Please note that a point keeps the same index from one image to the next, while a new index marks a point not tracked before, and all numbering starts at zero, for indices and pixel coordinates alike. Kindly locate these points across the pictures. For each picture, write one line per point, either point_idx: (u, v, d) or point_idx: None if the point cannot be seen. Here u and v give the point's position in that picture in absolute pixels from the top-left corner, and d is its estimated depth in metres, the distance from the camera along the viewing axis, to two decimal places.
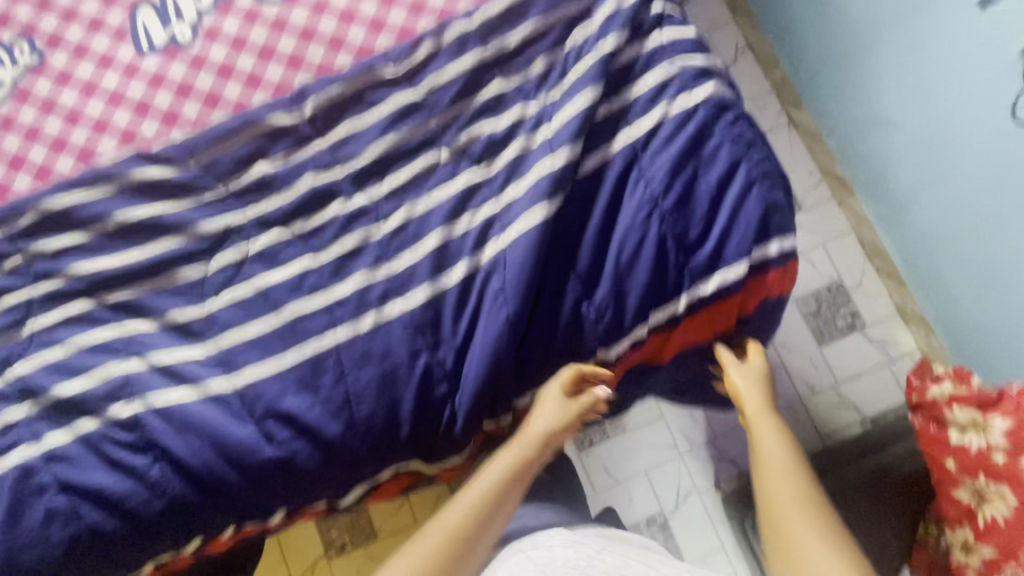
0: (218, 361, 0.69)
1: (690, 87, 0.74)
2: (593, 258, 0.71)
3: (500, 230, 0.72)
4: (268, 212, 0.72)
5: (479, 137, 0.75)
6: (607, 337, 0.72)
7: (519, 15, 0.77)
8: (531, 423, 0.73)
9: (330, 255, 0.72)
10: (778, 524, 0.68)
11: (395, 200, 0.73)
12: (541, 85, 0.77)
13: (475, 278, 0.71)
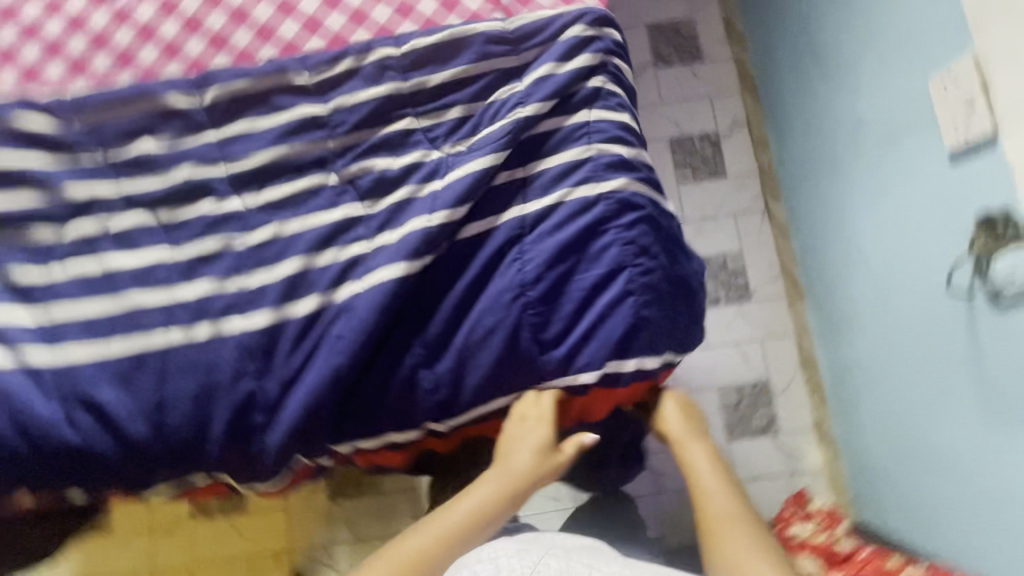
0: (42, 332, 0.68)
1: (599, 177, 0.72)
2: (444, 328, 0.69)
3: (363, 272, 0.69)
4: (136, 193, 0.71)
5: (371, 171, 0.72)
6: (437, 410, 0.70)
7: (450, 54, 0.74)
8: (511, 457, 0.73)
9: (187, 252, 0.70)
10: (712, 530, 0.76)
11: (268, 215, 0.71)
12: (453, 133, 0.73)
13: (321, 316, 0.68)
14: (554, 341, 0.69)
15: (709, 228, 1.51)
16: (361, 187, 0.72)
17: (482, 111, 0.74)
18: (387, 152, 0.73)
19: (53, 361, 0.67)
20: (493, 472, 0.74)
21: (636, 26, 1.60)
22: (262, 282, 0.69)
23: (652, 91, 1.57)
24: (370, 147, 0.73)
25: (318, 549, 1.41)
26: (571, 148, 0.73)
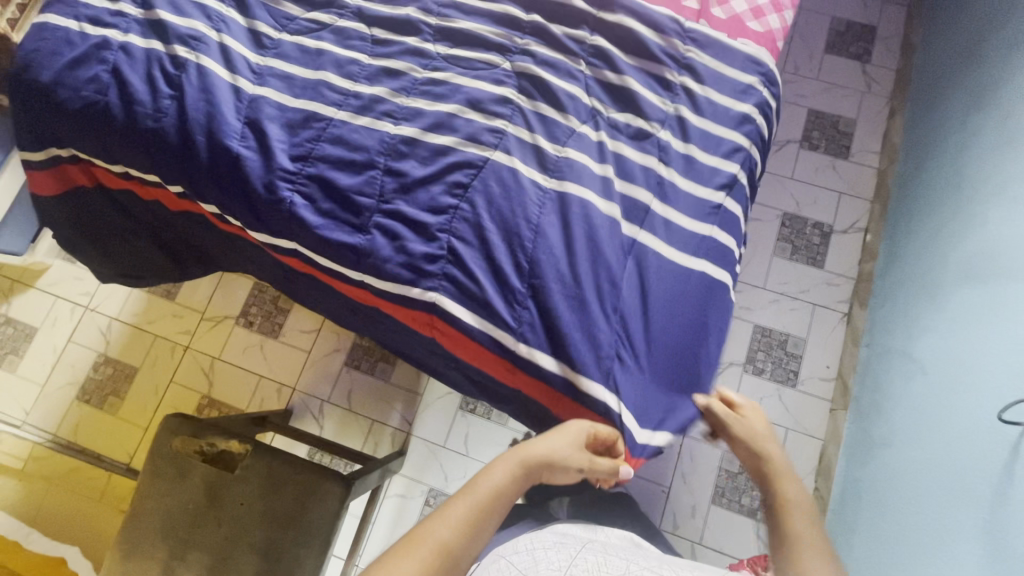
0: (256, 71, 0.89)
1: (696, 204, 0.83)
2: (538, 223, 0.80)
3: (496, 141, 0.82)
4: (366, 9, 0.92)
5: (530, 72, 0.85)
6: (490, 283, 0.81)
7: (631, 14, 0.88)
8: (532, 448, 0.78)
9: (378, 63, 0.89)
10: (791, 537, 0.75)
11: (447, 64, 0.88)
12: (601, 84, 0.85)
13: (450, 153, 0.83)
14: (617, 280, 0.81)
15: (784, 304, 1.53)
16: (524, 74, 0.86)
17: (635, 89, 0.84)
18: (550, 73, 0.85)
19: (252, 94, 0.87)
20: (508, 456, 0.77)
21: (796, 104, 1.69)
22: (419, 107, 0.86)
23: (786, 165, 1.64)
24: (542, 59, 0.86)
25: (314, 400, 1.55)
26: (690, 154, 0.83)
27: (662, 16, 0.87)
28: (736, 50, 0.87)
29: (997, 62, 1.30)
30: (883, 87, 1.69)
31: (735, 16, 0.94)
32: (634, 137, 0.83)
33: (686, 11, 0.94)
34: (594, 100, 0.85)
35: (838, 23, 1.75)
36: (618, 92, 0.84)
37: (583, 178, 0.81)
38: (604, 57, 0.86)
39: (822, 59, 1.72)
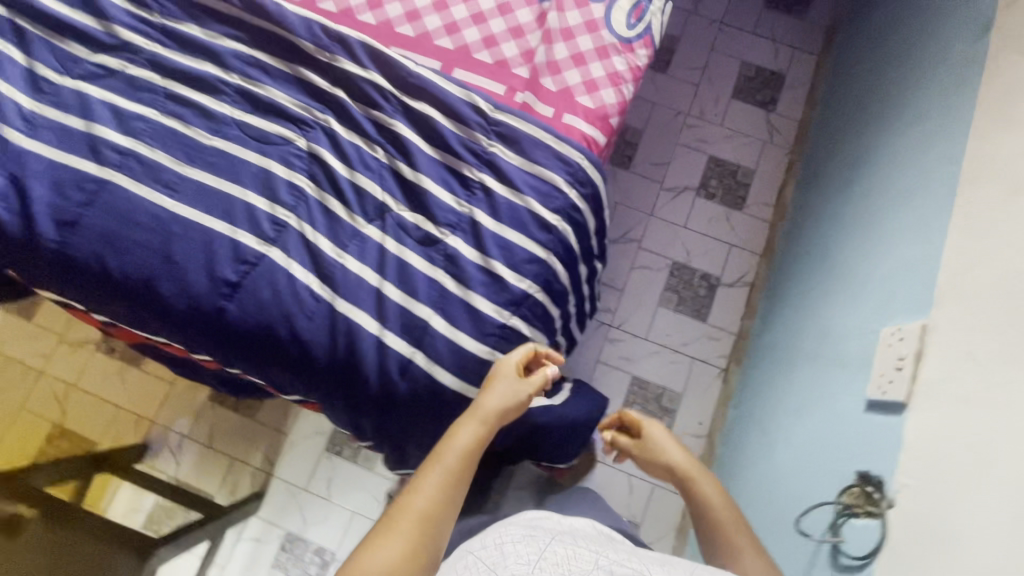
0: (27, 118, 0.80)
1: (483, 311, 0.74)
2: (300, 332, 0.73)
3: (274, 234, 0.76)
4: (160, 57, 0.83)
5: (318, 161, 0.79)
6: (263, 379, 0.78)
7: (437, 93, 0.81)
8: (488, 402, 0.70)
9: (167, 121, 0.81)
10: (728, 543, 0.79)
11: (239, 130, 0.81)
12: (394, 173, 0.79)
13: (223, 238, 0.76)
14: (389, 397, 0.74)
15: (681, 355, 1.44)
16: (318, 155, 0.79)
17: (425, 188, 0.77)
18: (343, 164, 0.79)
19: (16, 146, 0.78)
20: (467, 418, 0.69)
21: (696, 151, 1.66)
22: (204, 177, 0.78)
23: (680, 214, 1.61)
24: (338, 144, 0.80)
25: (173, 435, 1.48)
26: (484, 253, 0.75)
27: (469, 106, 0.81)
28: (545, 147, 0.80)
29: (870, 135, 1.29)
30: (785, 139, 1.67)
31: (566, 89, 0.88)
32: (421, 241, 0.76)
33: (516, 84, 0.87)
34: (386, 192, 0.78)
35: (747, 69, 1.72)
36: (411, 187, 0.78)
37: (363, 276, 0.74)
38: (401, 148, 0.79)
39: (727, 105, 1.69)
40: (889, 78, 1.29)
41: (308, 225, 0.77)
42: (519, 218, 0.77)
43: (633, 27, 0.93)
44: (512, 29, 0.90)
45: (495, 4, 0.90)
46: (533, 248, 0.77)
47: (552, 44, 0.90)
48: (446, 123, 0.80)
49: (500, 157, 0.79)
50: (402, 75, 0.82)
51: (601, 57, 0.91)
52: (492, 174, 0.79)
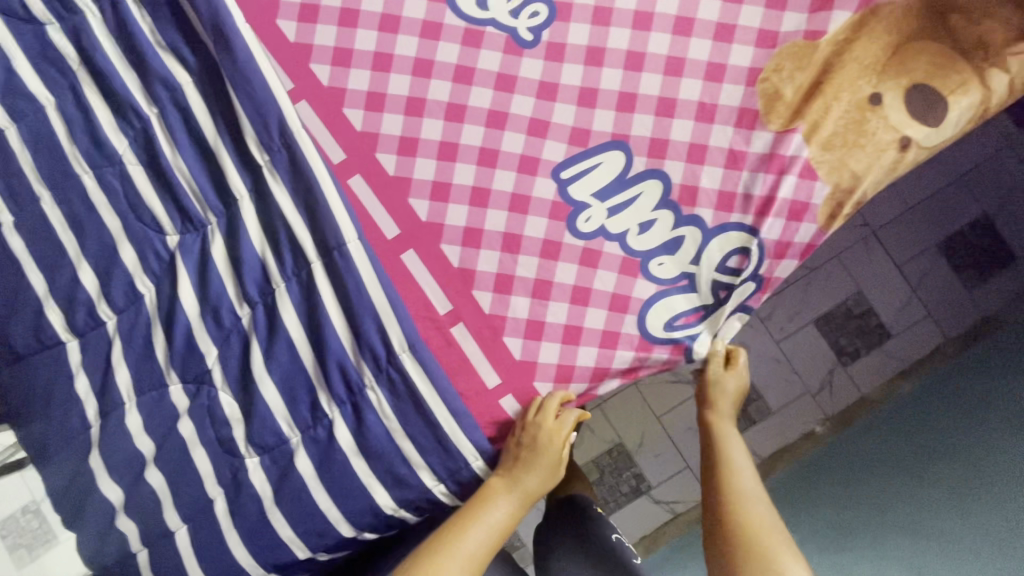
0: None
1: (231, 552, 0.63)
2: (52, 440, 0.66)
3: (86, 327, 0.65)
4: (86, 36, 0.64)
5: (176, 276, 0.63)
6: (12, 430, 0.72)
7: (350, 287, 0.62)
8: (528, 474, 0.65)
9: (58, 123, 0.65)
10: (736, 524, 0.70)
11: (116, 182, 0.64)
12: (242, 345, 0.63)
13: (35, 298, 0.65)
14: (100, 550, 0.67)
15: (652, 505, 1.40)
16: (178, 269, 0.63)
17: (259, 388, 0.62)
18: (196, 299, 0.62)
19: None
20: (503, 489, 0.65)
21: None
22: (54, 215, 0.65)
23: (662, 403, 1.40)
24: (205, 269, 0.62)
25: None
26: (274, 498, 0.63)
27: (376, 324, 0.62)
28: (431, 420, 0.63)
29: (894, 532, 1.10)
30: (831, 405, 1.39)
31: (531, 365, 0.66)
32: (222, 442, 0.63)
33: (466, 313, 0.66)
34: (222, 360, 0.63)
35: (857, 302, 1.38)
36: (248, 376, 0.62)
37: (137, 440, 0.64)
38: (271, 325, 0.62)
39: (801, 326, 1.39)
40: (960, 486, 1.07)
41: (121, 342, 0.64)
42: (343, 488, 0.62)
43: (672, 330, 0.69)
44: (509, 237, 0.66)
45: (511, 192, 0.66)
46: (333, 523, 0.63)
47: (548, 299, 0.67)
48: (335, 332, 0.62)
49: (372, 408, 0.62)
50: (330, 242, 0.62)
51: (602, 344, 0.67)
52: (351, 424, 0.62)
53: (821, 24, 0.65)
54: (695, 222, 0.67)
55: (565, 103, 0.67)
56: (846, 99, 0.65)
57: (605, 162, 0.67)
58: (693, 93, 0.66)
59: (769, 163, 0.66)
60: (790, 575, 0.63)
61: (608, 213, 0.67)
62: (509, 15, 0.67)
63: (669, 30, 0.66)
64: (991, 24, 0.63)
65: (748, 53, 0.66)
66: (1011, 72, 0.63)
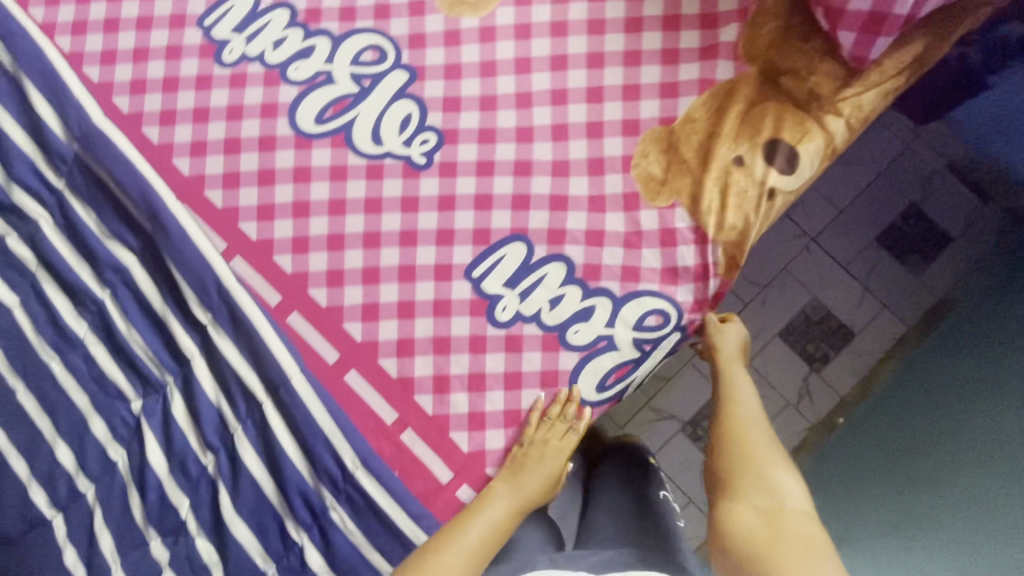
0: None
1: None
2: None
3: (67, 500, 0.70)
4: (46, 243, 0.74)
5: (143, 438, 0.69)
6: None
7: (297, 420, 0.68)
8: (530, 477, 0.71)
9: (26, 321, 0.73)
10: (742, 446, 0.77)
11: (81, 364, 0.71)
12: (211, 490, 0.68)
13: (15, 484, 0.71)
14: None
15: None
16: (143, 433, 0.69)
17: (231, 528, 0.67)
18: (163, 456, 0.68)
19: None
20: (505, 489, 0.70)
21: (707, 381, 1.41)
22: (28, 403, 0.71)
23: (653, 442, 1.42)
24: (168, 428, 0.69)
25: None
26: None
27: (328, 449, 0.68)
28: (392, 529, 0.68)
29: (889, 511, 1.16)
30: (812, 411, 1.42)
31: (479, 454, 0.71)
32: None
33: (411, 418, 0.71)
34: (193, 509, 0.68)
35: (814, 308, 1.43)
36: (219, 522, 0.67)
37: None
38: (233, 467, 0.68)
39: (767, 340, 1.43)
40: (959, 424, 1.11)
41: (101, 508, 0.69)
42: None
43: (604, 391, 0.75)
44: (438, 339, 0.73)
45: (433, 301, 0.73)
46: None
47: (484, 389, 0.72)
48: (292, 463, 0.68)
49: (337, 527, 0.68)
50: (274, 380, 0.68)
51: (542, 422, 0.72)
52: (319, 546, 0.68)
53: (672, 109, 0.74)
54: (603, 293, 0.74)
55: (464, 211, 0.75)
56: (712, 166, 0.73)
57: (510, 254, 0.74)
58: (577, 185, 0.75)
59: (662, 238, 0.74)
60: (785, 484, 0.70)
61: (520, 299, 0.74)
62: (402, 146, 0.76)
63: (545, 135, 0.75)
64: (817, 78, 0.72)
65: (618, 143, 0.75)
66: (845, 117, 0.72)
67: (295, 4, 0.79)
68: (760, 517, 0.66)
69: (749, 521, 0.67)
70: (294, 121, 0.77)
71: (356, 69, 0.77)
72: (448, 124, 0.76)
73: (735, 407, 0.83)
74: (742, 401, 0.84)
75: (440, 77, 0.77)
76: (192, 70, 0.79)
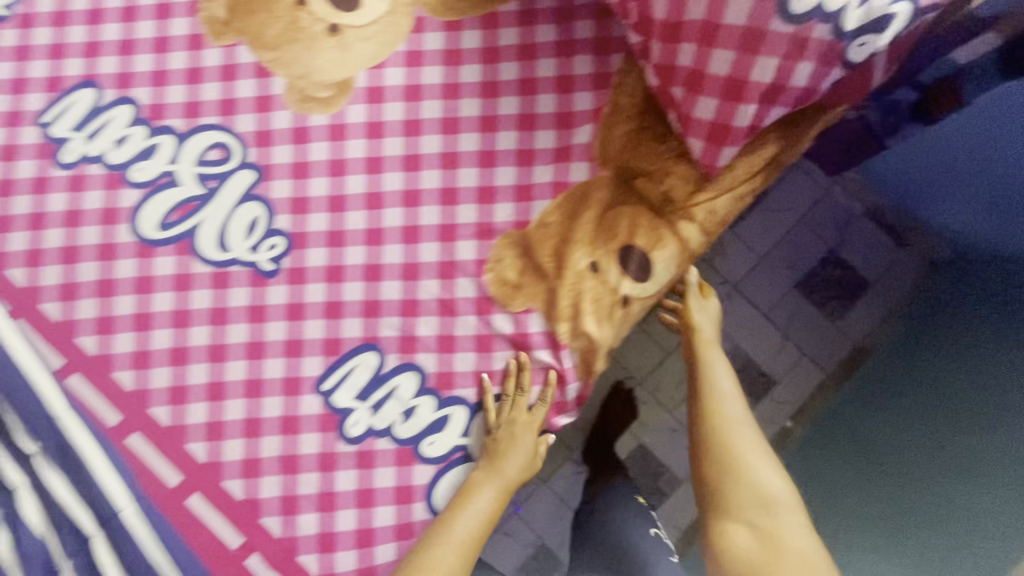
0: None
1: None
2: None
3: None
4: None
5: None
6: None
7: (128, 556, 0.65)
8: (510, 460, 0.71)
9: None
10: (726, 443, 0.79)
11: None
12: None
13: None
14: None
15: None
16: None
17: None
18: None
19: None
20: (484, 480, 0.71)
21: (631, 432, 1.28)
22: None
23: None
24: None
25: None
26: None
27: None
28: None
29: None
30: None
31: None
32: None
33: (258, 541, 0.69)
34: None
35: (733, 357, 1.43)
36: None
37: None
38: None
39: None
40: (966, 483, 0.93)
41: None
42: None
43: None
44: (286, 457, 0.70)
45: (281, 416, 0.71)
46: None
47: (335, 508, 0.70)
48: None
49: None
50: (104, 514, 0.66)
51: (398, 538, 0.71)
52: None
53: (525, 213, 0.72)
54: (458, 401, 0.72)
55: (314, 319, 0.72)
56: (565, 272, 0.71)
57: (360, 365, 0.72)
58: (431, 291, 0.72)
59: (517, 342, 0.72)
60: (767, 482, 0.76)
61: (372, 412, 0.71)
62: (249, 251, 0.73)
63: (398, 239, 0.73)
64: (671, 181, 0.71)
65: (471, 247, 0.72)
66: (698, 222, 0.71)
67: (138, 99, 0.75)
68: (752, 535, 0.73)
69: (741, 536, 0.73)
70: (134, 227, 0.73)
71: (201, 170, 0.74)
72: (297, 228, 0.73)
73: (717, 404, 0.82)
74: (724, 394, 0.83)
75: (288, 177, 0.74)
76: (28, 172, 0.74)
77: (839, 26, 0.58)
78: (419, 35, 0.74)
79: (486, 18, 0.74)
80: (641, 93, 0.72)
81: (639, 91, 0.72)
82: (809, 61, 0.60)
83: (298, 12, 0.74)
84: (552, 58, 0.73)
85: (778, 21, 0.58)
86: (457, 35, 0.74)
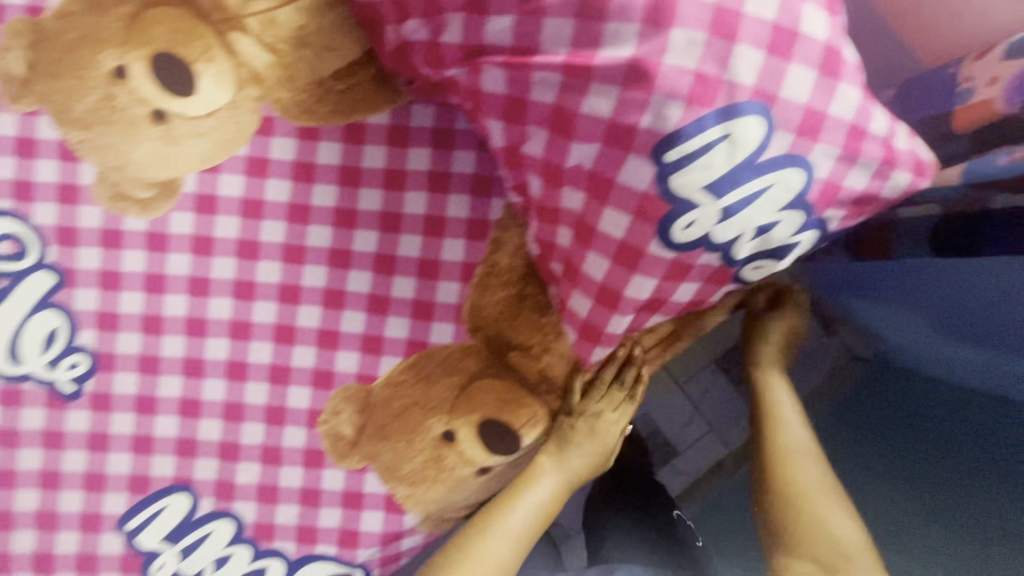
0: None
1: None
2: None
3: None
4: None
5: None
6: None
7: None
8: (578, 452, 0.66)
9: None
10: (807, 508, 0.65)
11: None
12: None
13: None
14: None
15: None
16: None
17: None
18: None
19: None
20: (554, 465, 0.65)
21: None
22: None
23: None
24: None
25: None
26: None
27: None
28: None
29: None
30: None
31: None
32: None
33: None
34: None
35: None
36: None
37: None
38: None
39: None
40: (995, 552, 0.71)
41: None
42: None
43: None
44: None
45: (78, 551, 0.65)
46: None
47: None
48: None
49: None
50: None
51: None
52: None
53: (372, 368, 0.64)
54: (277, 553, 0.66)
55: (118, 452, 0.64)
56: (418, 439, 0.64)
57: (170, 506, 0.65)
58: (255, 436, 0.65)
59: (348, 501, 0.66)
60: (835, 519, 0.64)
61: (180, 556, 0.65)
62: (45, 367, 0.63)
63: (222, 374, 0.64)
64: (551, 359, 0.63)
65: (305, 395, 0.64)
66: (574, 401, 0.65)
67: None
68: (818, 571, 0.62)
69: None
70: None
71: None
72: (105, 347, 0.63)
73: (782, 432, 0.72)
74: (789, 421, 0.73)
75: (96, 286, 0.63)
76: None
77: (729, 255, 0.49)
78: (267, 139, 0.62)
79: (350, 129, 0.62)
80: (523, 254, 0.62)
81: (521, 253, 0.62)
82: (690, 282, 0.52)
83: (114, 85, 0.60)
84: (423, 192, 0.62)
85: (656, 244, 0.48)
86: (312, 146, 0.62)
